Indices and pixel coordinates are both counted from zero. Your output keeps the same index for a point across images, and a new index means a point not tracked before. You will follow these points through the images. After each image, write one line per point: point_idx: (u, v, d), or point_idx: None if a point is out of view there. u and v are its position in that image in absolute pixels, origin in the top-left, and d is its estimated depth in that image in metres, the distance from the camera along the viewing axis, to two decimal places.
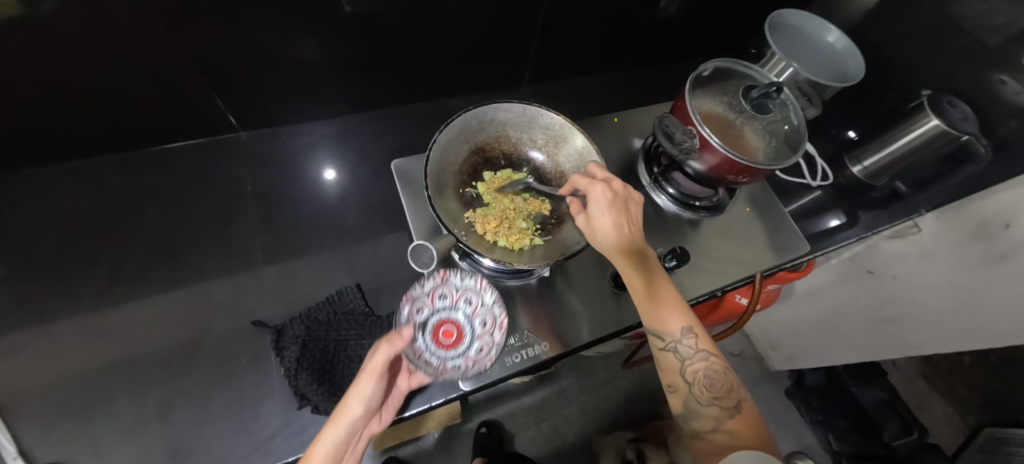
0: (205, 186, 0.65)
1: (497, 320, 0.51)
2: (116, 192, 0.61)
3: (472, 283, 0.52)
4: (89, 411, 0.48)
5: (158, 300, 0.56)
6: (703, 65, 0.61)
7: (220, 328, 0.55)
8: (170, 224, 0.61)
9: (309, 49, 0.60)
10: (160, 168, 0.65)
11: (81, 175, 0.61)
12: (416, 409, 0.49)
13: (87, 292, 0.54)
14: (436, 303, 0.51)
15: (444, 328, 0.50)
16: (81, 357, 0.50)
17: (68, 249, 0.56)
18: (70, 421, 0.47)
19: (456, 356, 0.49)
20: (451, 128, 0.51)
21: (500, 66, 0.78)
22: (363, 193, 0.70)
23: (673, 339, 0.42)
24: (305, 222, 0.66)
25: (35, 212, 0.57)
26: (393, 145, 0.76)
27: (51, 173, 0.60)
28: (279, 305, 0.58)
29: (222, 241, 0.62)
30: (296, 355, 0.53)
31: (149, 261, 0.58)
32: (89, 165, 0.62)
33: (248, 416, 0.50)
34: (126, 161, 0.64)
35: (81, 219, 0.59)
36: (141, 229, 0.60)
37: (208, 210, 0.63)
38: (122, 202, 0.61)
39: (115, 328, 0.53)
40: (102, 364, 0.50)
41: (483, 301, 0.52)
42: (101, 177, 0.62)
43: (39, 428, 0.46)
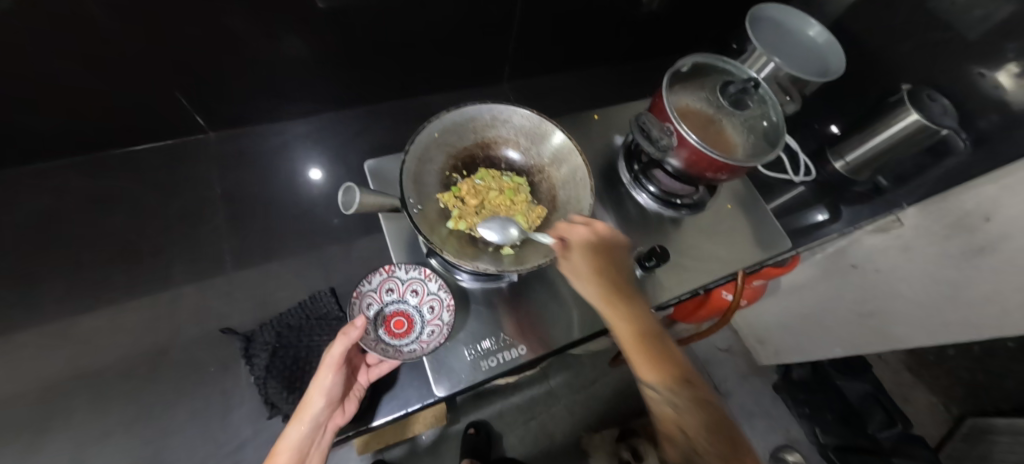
0: (176, 189, 0.63)
1: (445, 302, 0.52)
2: (83, 197, 0.59)
3: (418, 274, 0.52)
4: (44, 428, 0.46)
5: (127, 307, 0.54)
6: (680, 60, 0.60)
7: (188, 337, 0.53)
8: (140, 229, 0.59)
9: (280, 45, 0.58)
10: (128, 170, 0.63)
11: (43, 179, 0.59)
12: (391, 416, 0.48)
13: (47, 302, 0.52)
14: (387, 296, 0.52)
15: (396, 320, 0.51)
16: (41, 369, 0.48)
17: (27, 257, 0.54)
18: (25, 439, 0.45)
19: (410, 342, 0.50)
20: (436, 131, 0.49)
21: (479, 63, 0.77)
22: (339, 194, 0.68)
23: (669, 392, 0.40)
24: (279, 224, 0.64)
25: None
26: (370, 144, 0.74)
27: (16, 178, 0.58)
28: (252, 310, 0.57)
29: (194, 246, 0.60)
30: (264, 362, 0.51)
31: (117, 268, 0.56)
32: (50, 169, 0.60)
33: (220, 426, 0.49)
34: (91, 165, 0.62)
35: (45, 225, 0.57)
36: (111, 234, 0.58)
37: (179, 215, 0.62)
38: (87, 206, 0.59)
39: (79, 338, 0.51)
40: (59, 377, 0.48)
41: (429, 288, 0.52)
42: (64, 181, 0.60)
43: None
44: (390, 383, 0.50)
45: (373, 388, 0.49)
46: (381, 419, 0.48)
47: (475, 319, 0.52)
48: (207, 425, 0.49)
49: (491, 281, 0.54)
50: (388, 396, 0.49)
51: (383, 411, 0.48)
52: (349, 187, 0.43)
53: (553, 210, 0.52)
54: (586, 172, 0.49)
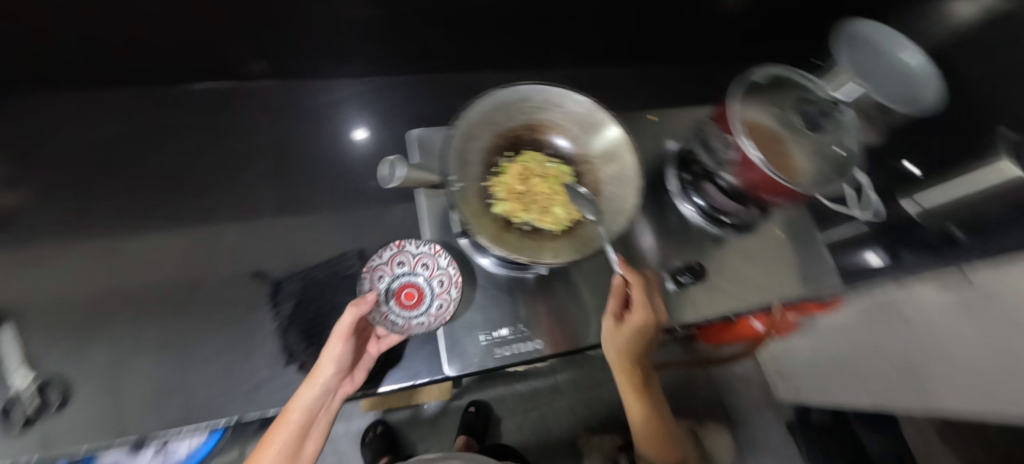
0: (229, 131, 0.65)
1: (453, 277, 0.51)
2: (148, 126, 0.63)
3: (427, 249, 0.52)
4: (85, 336, 0.49)
5: (172, 236, 0.57)
6: (755, 70, 0.56)
7: (221, 274, 0.55)
8: (194, 164, 0.62)
9: (340, 3, 0.57)
10: (190, 106, 0.65)
11: (114, 104, 0.62)
12: (398, 384, 0.49)
13: (104, 219, 0.56)
14: (396, 270, 0.51)
15: (406, 291, 0.51)
16: (92, 280, 0.52)
17: (94, 174, 0.58)
18: (68, 343, 0.48)
19: (418, 316, 0.50)
20: (485, 107, 0.47)
21: (538, 44, 0.74)
22: (380, 157, 0.68)
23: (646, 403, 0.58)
24: (319, 179, 0.65)
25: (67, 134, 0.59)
26: (416, 112, 0.73)
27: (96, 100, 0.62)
28: (283, 258, 0.58)
29: (240, 189, 0.62)
30: (290, 311, 0.53)
31: (170, 197, 0.59)
32: (121, 96, 0.63)
33: (240, 365, 0.50)
34: (156, 96, 0.64)
35: (114, 148, 0.61)
36: (168, 165, 0.61)
37: (228, 155, 0.64)
38: (148, 135, 0.62)
39: (127, 258, 0.54)
40: (107, 290, 0.52)
41: (438, 263, 0.52)
42: (131, 108, 0.63)
43: (48, 343, 0.48)
44: (404, 353, 0.50)
45: (389, 357, 0.50)
46: (387, 387, 0.48)
47: (494, 307, 0.51)
48: (228, 362, 0.50)
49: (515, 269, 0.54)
50: (398, 366, 0.50)
51: (391, 379, 0.49)
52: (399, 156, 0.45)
53: (593, 205, 0.49)
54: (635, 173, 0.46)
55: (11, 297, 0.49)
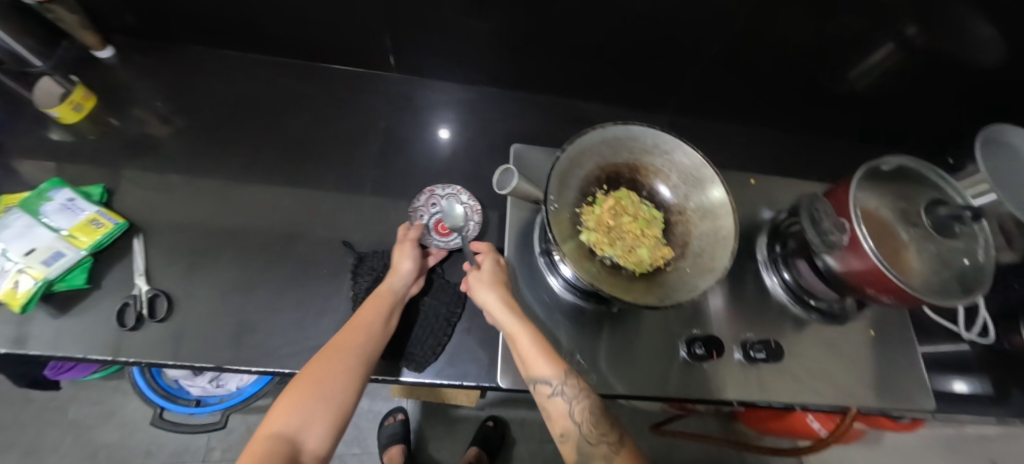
0: (350, 111, 0.72)
1: (472, 207, 0.63)
2: (286, 92, 0.71)
3: (451, 191, 0.65)
4: (197, 262, 0.55)
5: (283, 192, 0.63)
6: (884, 157, 0.53)
7: (315, 236, 0.60)
8: (314, 132, 0.69)
9: (476, 20, 0.62)
10: (323, 82, 0.73)
11: (266, 69, 0.72)
12: (446, 381, 0.50)
13: (235, 165, 0.64)
14: (432, 209, 0.63)
15: (441, 224, 0.62)
16: (214, 214, 0.59)
17: (237, 125, 0.67)
18: (184, 264, 0.55)
19: (454, 239, 0.61)
20: (596, 137, 0.48)
21: (648, 86, 0.75)
22: (474, 161, 0.72)
23: (559, 381, 0.42)
24: (416, 169, 0.69)
25: (225, 88, 0.69)
26: (515, 126, 0.76)
27: (251, 61, 0.71)
28: (369, 233, 0.62)
29: (346, 162, 0.67)
30: (367, 285, 0.56)
31: (288, 157, 0.66)
32: (272, 64, 0.72)
33: (312, 323, 0.54)
34: (299, 69, 0.73)
35: (255, 105, 0.69)
36: (293, 128, 0.68)
37: (344, 131, 0.70)
38: (285, 101, 0.70)
39: (245, 203, 0.61)
40: (223, 226, 0.58)
41: (461, 200, 0.64)
42: (278, 75, 0.71)
43: (168, 260, 0.55)
44: (458, 351, 0.52)
45: (444, 351, 0.52)
46: (435, 380, 0.50)
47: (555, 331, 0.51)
48: (304, 318, 0.54)
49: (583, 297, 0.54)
50: (450, 362, 0.51)
51: (442, 373, 0.50)
52: (511, 167, 0.48)
53: (677, 256, 0.48)
54: (731, 234, 0.44)
55: (151, 215, 0.57)
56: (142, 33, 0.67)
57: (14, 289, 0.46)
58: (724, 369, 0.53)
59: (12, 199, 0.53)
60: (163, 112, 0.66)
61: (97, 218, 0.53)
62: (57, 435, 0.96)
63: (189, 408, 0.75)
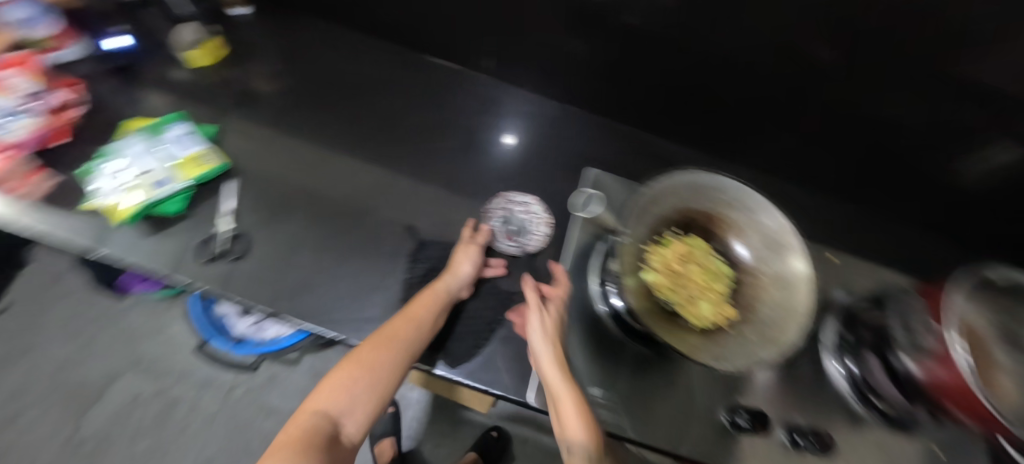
0: (439, 104, 0.75)
1: (543, 218, 0.66)
2: (387, 76, 0.75)
3: (526, 199, 0.67)
4: (279, 215, 0.60)
5: (365, 168, 0.66)
6: (997, 267, 0.47)
7: (385, 215, 0.63)
8: (402, 118, 0.72)
9: (583, 42, 0.63)
10: (418, 71, 0.76)
11: (373, 52, 0.76)
12: (474, 383, 0.50)
13: (329, 134, 0.68)
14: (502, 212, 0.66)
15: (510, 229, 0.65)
16: (302, 176, 0.63)
17: (338, 98, 0.71)
18: (268, 215, 0.59)
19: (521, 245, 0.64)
20: (680, 180, 0.47)
21: (736, 138, 0.73)
22: (544, 176, 0.72)
23: (588, 447, 0.39)
24: (489, 172, 0.71)
25: (335, 63, 0.74)
26: (592, 151, 0.76)
27: (359, 39, 0.75)
28: (432, 222, 0.64)
29: (423, 153, 0.70)
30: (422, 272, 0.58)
31: (374, 136, 0.70)
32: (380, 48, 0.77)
33: (365, 296, 0.56)
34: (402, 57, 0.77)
35: (356, 81, 0.73)
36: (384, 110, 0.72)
37: (429, 122, 0.73)
38: (384, 84, 0.74)
39: (331, 171, 0.65)
40: (308, 188, 0.63)
41: (533, 209, 0.66)
42: (383, 60, 0.76)
43: (256, 208, 0.59)
44: (494, 358, 0.52)
45: (482, 353, 0.52)
46: (464, 379, 0.50)
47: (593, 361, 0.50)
48: (359, 289, 0.56)
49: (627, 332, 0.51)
50: (483, 366, 0.51)
51: (473, 375, 0.50)
52: (601, 194, 0.60)
53: (740, 319, 0.46)
54: (806, 310, 0.41)
55: (250, 164, 0.62)
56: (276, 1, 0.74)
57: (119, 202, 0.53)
58: (765, 448, 0.50)
59: (140, 122, 0.61)
60: (274, 71, 0.71)
61: (205, 155, 0.58)
62: (111, 337, 1.05)
63: (229, 345, 0.80)
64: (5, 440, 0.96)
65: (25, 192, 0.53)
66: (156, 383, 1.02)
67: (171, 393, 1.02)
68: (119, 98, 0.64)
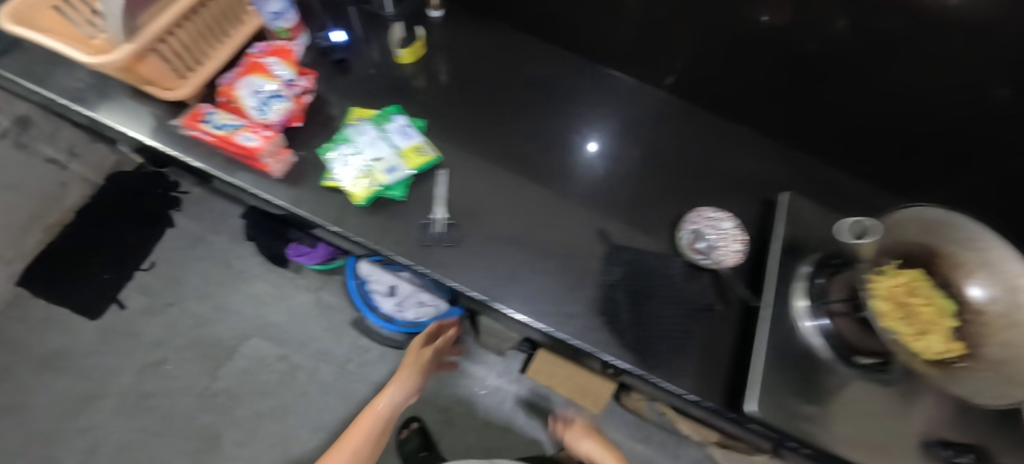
0: (615, 107, 0.75)
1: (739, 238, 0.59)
2: (566, 78, 0.75)
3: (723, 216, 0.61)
4: (481, 208, 0.62)
5: (553, 165, 0.67)
6: None
7: (579, 217, 0.63)
8: (582, 120, 0.72)
9: (799, 48, 0.62)
10: (591, 76, 0.76)
11: (552, 55, 0.77)
12: (678, 387, 0.53)
13: (517, 131, 0.69)
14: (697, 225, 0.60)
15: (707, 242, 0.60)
16: (496, 169, 0.66)
17: (522, 97, 0.73)
18: (472, 205, 0.61)
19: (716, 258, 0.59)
20: (908, 218, 0.52)
21: (928, 167, 0.70)
22: (728, 187, 0.68)
23: None
24: (672, 179, 0.68)
25: (517, 63, 0.75)
26: (775, 166, 0.72)
27: (535, 42, 0.77)
28: (621, 228, 0.63)
29: (600, 156, 0.70)
30: (619, 273, 0.58)
31: (553, 137, 0.70)
32: (558, 51, 0.78)
33: (569, 293, 0.57)
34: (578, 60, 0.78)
35: (532, 81, 0.74)
36: (559, 112, 0.73)
37: (609, 124, 0.73)
38: (562, 86, 0.75)
39: (522, 168, 0.67)
40: (503, 182, 0.64)
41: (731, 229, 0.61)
42: (561, 61, 0.77)
43: (461, 197, 0.62)
44: (694, 365, 0.54)
45: (682, 359, 0.54)
46: (668, 382, 0.53)
47: (811, 384, 0.49)
48: (563, 287, 0.57)
49: (834, 350, 0.51)
50: (685, 371, 0.53)
51: (676, 379, 0.53)
52: (803, 213, 0.59)
53: (977, 361, 0.43)
54: None
55: (451, 155, 0.65)
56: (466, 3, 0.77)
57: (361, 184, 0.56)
58: None
59: (362, 112, 0.63)
60: (460, 68, 0.73)
61: (422, 147, 0.61)
62: (247, 300, 1.16)
63: (382, 321, 0.87)
64: (155, 382, 1.07)
65: (274, 169, 0.56)
66: (280, 348, 1.11)
67: (294, 358, 1.10)
68: (326, 84, 0.67)
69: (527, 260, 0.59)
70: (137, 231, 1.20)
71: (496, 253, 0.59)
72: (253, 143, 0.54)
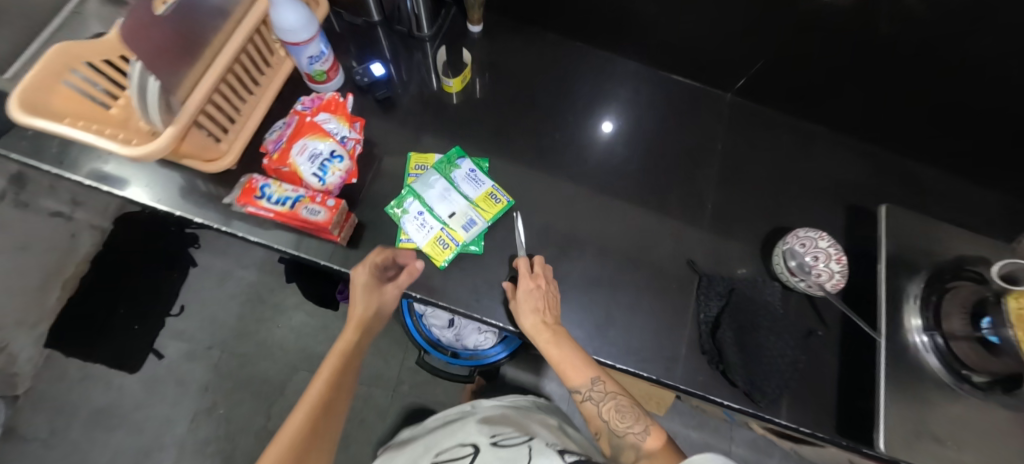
0: (682, 116, 0.68)
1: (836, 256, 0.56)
2: (625, 88, 0.69)
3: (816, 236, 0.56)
4: (563, 251, 0.57)
5: (627, 190, 0.62)
6: None
7: (665, 249, 0.59)
8: (650, 135, 0.66)
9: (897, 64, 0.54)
10: (652, 84, 0.69)
11: (606, 63, 0.70)
12: (792, 423, 0.51)
13: (584, 156, 0.64)
14: (795, 247, 0.56)
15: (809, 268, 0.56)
16: (570, 204, 0.60)
17: (582, 116, 0.66)
18: (554, 250, 0.57)
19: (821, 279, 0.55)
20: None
21: None
22: (813, 196, 0.64)
23: (587, 388, 0.46)
24: (754, 193, 0.64)
25: (571, 77, 0.68)
26: (862, 165, 0.66)
27: (588, 53, 0.70)
28: (711, 257, 0.59)
29: (675, 176, 0.64)
30: (716, 310, 0.55)
31: (623, 161, 0.64)
32: (611, 58, 0.70)
33: (669, 335, 0.54)
34: (635, 66, 0.70)
35: (589, 99, 0.68)
36: (622, 130, 0.66)
37: (678, 136, 0.67)
38: (622, 98, 0.68)
39: (595, 197, 0.61)
40: (581, 219, 0.60)
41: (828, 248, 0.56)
42: (618, 70, 0.70)
43: (541, 241, 0.57)
44: (804, 397, 0.53)
45: (792, 393, 0.53)
46: (781, 420, 0.51)
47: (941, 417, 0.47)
48: (662, 329, 0.54)
49: (948, 371, 0.49)
50: (796, 405, 0.52)
51: (790, 415, 0.52)
52: (909, 227, 0.55)
53: None
54: None
55: (521, 194, 0.60)
56: (506, 11, 0.68)
57: (439, 247, 0.53)
58: None
59: (422, 158, 0.59)
60: (513, 92, 0.66)
61: (494, 192, 0.57)
62: (290, 333, 1.14)
63: (448, 357, 0.85)
64: (213, 425, 1.07)
65: (342, 238, 0.51)
66: None
67: None
68: (374, 128, 0.62)
69: (621, 303, 0.55)
70: (158, 274, 1.16)
71: (588, 301, 0.55)
72: (320, 216, 0.48)
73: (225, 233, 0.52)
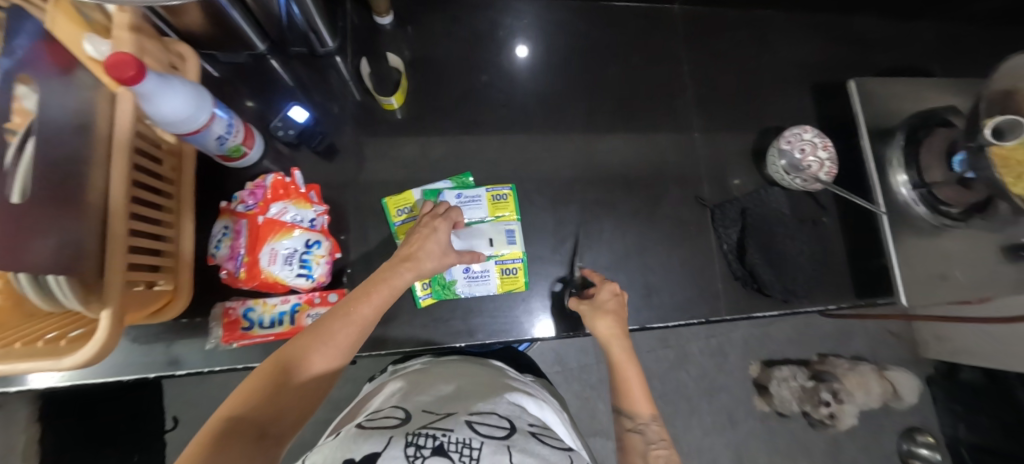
0: (643, 47, 0.63)
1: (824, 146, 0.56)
2: (577, 35, 0.61)
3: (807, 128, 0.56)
4: (582, 237, 0.55)
5: (618, 149, 0.59)
6: None
7: (673, 195, 0.58)
8: (619, 80, 0.61)
9: None
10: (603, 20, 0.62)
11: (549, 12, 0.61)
12: (823, 306, 0.57)
13: (562, 128, 0.59)
14: (783, 145, 0.55)
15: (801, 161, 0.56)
16: (569, 186, 0.57)
17: (545, 84, 0.59)
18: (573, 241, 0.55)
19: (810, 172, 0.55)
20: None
21: None
22: (785, 88, 0.64)
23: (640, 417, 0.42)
24: (732, 105, 0.63)
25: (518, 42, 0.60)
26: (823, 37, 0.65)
27: (525, 6, 0.61)
28: (715, 185, 0.59)
29: (657, 114, 0.61)
30: (736, 235, 0.56)
31: (605, 117, 0.59)
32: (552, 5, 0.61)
33: (702, 276, 0.56)
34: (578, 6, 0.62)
35: (548, 63, 0.60)
36: (599, 85, 0.60)
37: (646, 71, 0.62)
38: (578, 48, 0.61)
39: (590, 169, 0.58)
40: (585, 197, 0.57)
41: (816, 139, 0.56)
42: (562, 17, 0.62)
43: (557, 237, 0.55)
44: (827, 280, 0.57)
45: (816, 280, 0.57)
46: (814, 306, 0.56)
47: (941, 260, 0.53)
48: (695, 273, 0.56)
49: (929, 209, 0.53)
50: (822, 290, 0.57)
51: (819, 300, 0.57)
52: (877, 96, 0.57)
53: None
54: None
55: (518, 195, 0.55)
56: None
57: (508, 277, 0.52)
58: None
59: (401, 199, 0.52)
60: (464, 84, 0.58)
61: (493, 193, 0.54)
62: None
63: None
64: None
65: None
66: None
67: None
68: (328, 185, 0.52)
69: (651, 265, 0.56)
70: None
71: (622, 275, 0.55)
72: None
73: (222, 371, 0.44)
